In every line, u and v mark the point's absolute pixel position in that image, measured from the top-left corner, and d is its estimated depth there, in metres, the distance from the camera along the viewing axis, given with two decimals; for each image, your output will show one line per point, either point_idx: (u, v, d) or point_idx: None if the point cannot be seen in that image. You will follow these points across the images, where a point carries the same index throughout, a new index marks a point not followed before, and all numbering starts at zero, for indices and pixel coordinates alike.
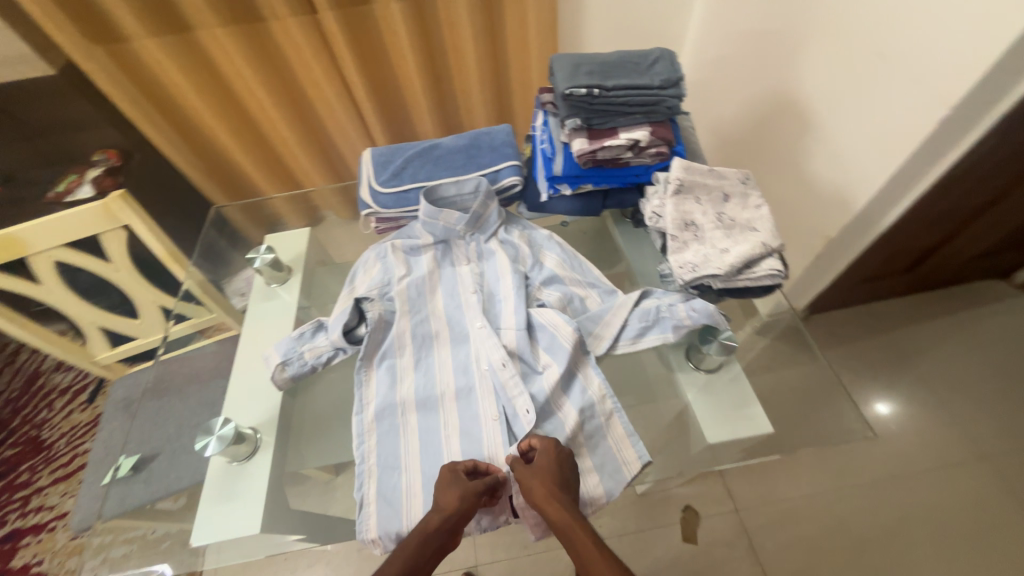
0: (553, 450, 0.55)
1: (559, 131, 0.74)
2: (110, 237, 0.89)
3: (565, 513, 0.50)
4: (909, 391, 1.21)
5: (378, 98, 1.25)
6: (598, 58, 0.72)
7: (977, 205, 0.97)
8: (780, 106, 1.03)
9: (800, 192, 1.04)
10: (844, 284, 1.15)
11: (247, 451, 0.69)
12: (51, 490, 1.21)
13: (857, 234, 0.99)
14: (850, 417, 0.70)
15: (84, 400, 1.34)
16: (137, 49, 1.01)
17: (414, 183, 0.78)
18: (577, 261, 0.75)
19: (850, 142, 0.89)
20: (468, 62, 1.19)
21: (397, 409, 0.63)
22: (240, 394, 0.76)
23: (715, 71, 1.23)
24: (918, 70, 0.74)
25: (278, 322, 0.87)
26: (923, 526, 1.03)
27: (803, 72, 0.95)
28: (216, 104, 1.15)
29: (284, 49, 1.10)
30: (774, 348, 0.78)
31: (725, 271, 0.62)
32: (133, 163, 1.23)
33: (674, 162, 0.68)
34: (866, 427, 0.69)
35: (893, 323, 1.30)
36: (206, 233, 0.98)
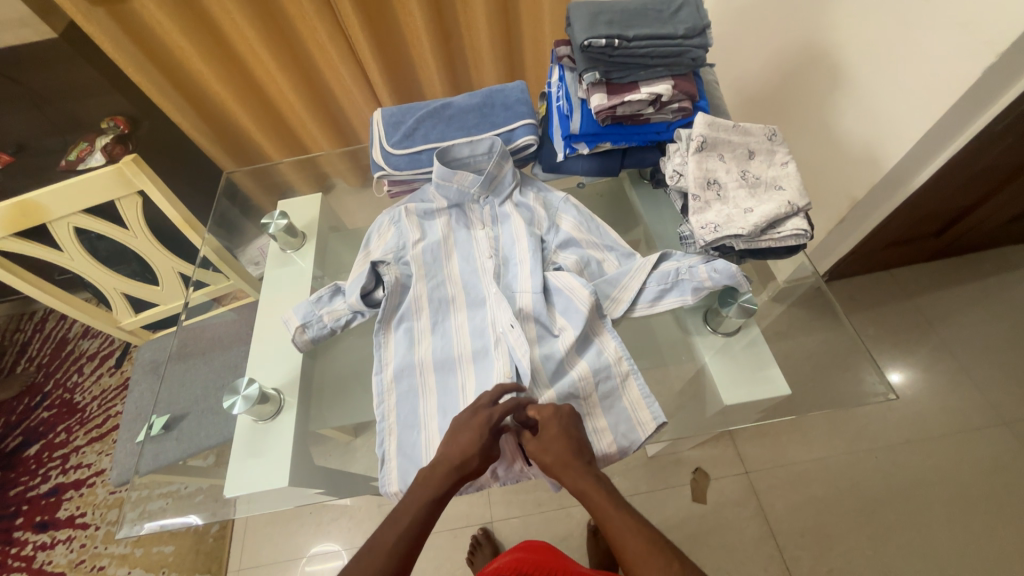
0: (558, 419, 0.54)
1: (576, 87, 0.71)
2: (126, 204, 0.88)
3: (581, 477, 0.52)
4: (926, 357, 1.20)
5: (385, 57, 1.21)
6: (618, 6, 0.68)
7: (1015, 164, 0.93)
8: (808, 59, 0.98)
9: (825, 152, 1.00)
10: (867, 248, 1.12)
11: (271, 411, 0.71)
12: (88, 449, 1.28)
13: (885, 195, 0.95)
14: (869, 380, 0.69)
15: (111, 365, 1.40)
16: (138, 9, 0.98)
17: (426, 144, 0.76)
18: (594, 224, 0.74)
19: (882, 97, 0.84)
20: (478, 17, 1.14)
21: (416, 371, 0.64)
22: (261, 356, 0.78)
23: (739, 23, 1.16)
24: (965, 14, 0.69)
25: (294, 288, 0.87)
26: (935, 489, 1.04)
27: (836, 20, 0.89)
28: (221, 66, 1.13)
29: (287, 6, 1.06)
30: (792, 314, 0.77)
31: (748, 231, 0.60)
32: (143, 131, 1.20)
33: (698, 117, 0.65)
34: (886, 389, 0.68)
35: (915, 289, 1.28)
36: (219, 201, 0.97)
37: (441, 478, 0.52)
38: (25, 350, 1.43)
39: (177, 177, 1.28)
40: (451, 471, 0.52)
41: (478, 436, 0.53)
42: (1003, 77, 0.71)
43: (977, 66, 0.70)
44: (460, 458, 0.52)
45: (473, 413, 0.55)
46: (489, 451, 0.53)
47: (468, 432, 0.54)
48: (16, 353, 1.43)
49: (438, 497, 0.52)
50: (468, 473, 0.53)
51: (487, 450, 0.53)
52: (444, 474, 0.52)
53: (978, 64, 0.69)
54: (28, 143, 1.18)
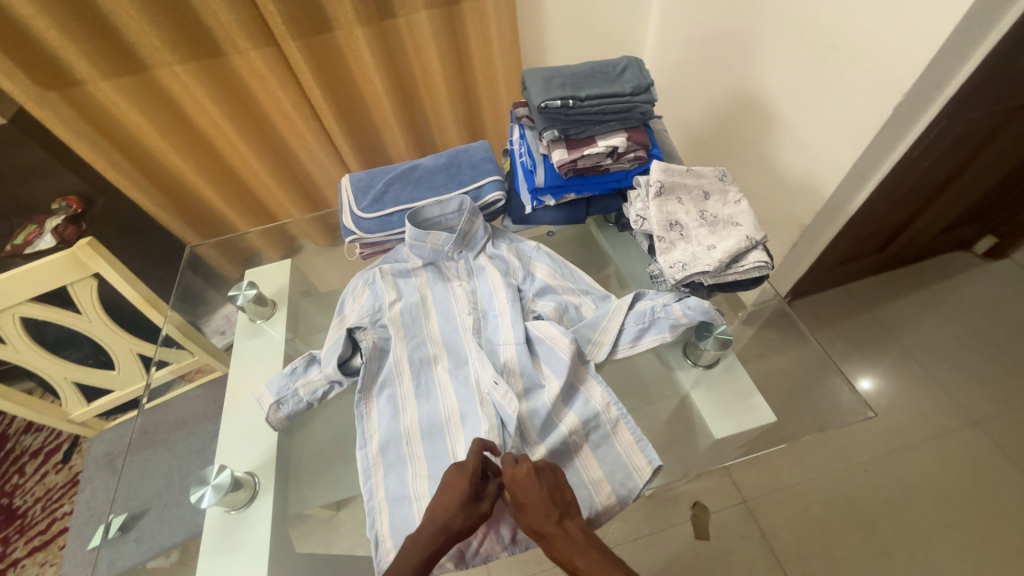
0: (524, 481, 0.51)
1: (537, 144, 0.75)
2: (80, 288, 0.84)
3: (557, 538, 0.48)
4: (893, 366, 1.25)
5: (349, 123, 1.25)
6: (568, 70, 0.73)
7: (936, 183, 1.02)
8: (742, 104, 1.08)
9: (770, 184, 1.08)
10: (822, 267, 1.19)
11: (246, 497, 0.66)
12: (29, 561, 1.13)
13: (829, 219, 1.02)
14: (842, 395, 0.71)
15: (58, 460, 1.27)
16: (93, 91, 0.98)
17: (397, 206, 0.77)
18: (568, 269, 0.75)
19: (811, 133, 0.93)
20: (437, 83, 1.20)
21: (402, 440, 0.61)
22: (232, 437, 0.73)
23: (677, 75, 1.27)
24: (869, 61, 0.78)
25: (265, 360, 0.83)
26: (926, 496, 1.06)
27: (761, 70, 0.99)
28: (181, 141, 1.13)
29: (248, 81, 1.08)
30: (762, 338, 0.79)
31: (714, 267, 0.63)
32: (96, 209, 1.18)
33: (653, 165, 0.70)
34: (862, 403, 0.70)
35: (871, 302, 1.35)
36: (182, 276, 0.94)
37: (432, 543, 0.49)
38: None
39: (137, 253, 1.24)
40: (438, 534, 0.49)
41: (456, 495, 0.51)
42: (911, 111, 0.80)
43: (889, 103, 0.78)
44: (447, 520, 0.50)
45: (457, 472, 0.52)
46: (477, 512, 0.51)
47: (450, 493, 0.51)
48: None
49: (427, 560, 0.49)
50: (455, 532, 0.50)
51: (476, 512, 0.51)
52: (431, 538, 0.49)
53: (888, 102, 0.78)
54: None
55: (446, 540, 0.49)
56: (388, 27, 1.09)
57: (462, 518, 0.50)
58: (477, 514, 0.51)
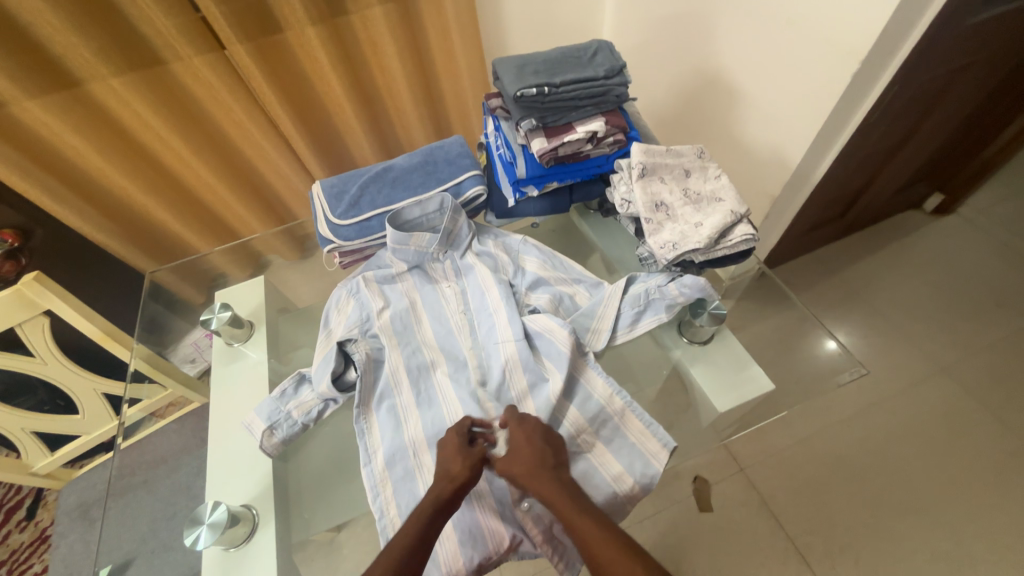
0: (523, 428, 0.55)
1: (514, 134, 0.73)
2: (32, 329, 0.77)
3: (547, 484, 0.51)
4: (864, 324, 1.31)
5: (309, 129, 1.19)
6: (539, 57, 0.72)
7: (890, 147, 1.08)
8: (705, 82, 1.09)
9: (739, 159, 1.10)
10: (792, 236, 1.24)
11: (245, 533, 0.62)
12: None
13: (797, 189, 1.06)
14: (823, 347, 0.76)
15: (21, 517, 1.11)
16: (19, 113, 0.89)
17: (374, 210, 0.74)
18: (558, 260, 0.74)
19: (775, 107, 0.95)
20: (398, 80, 1.16)
21: (408, 452, 0.58)
22: (221, 470, 0.68)
23: (638, 58, 1.28)
24: (825, 31, 0.80)
25: (248, 385, 0.79)
26: (906, 443, 1.12)
27: (721, 47, 1.00)
28: (125, 160, 1.04)
29: (195, 91, 1.02)
30: (745, 305, 0.81)
31: (704, 244, 0.63)
32: (36, 241, 1.07)
33: (633, 148, 0.70)
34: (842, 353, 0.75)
35: (838, 265, 1.41)
36: (144, 305, 0.86)
37: (437, 489, 0.52)
38: None
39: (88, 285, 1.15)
40: (444, 483, 0.52)
41: (456, 445, 0.55)
42: (868, 78, 0.83)
43: (846, 71, 0.81)
44: (449, 468, 0.53)
45: (458, 427, 0.56)
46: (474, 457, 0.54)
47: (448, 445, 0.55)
48: None
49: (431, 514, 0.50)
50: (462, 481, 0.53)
51: (472, 454, 0.54)
52: (439, 488, 0.52)
53: (846, 70, 0.81)
54: None
55: (455, 492, 0.51)
56: (342, 24, 1.04)
57: (462, 463, 0.53)
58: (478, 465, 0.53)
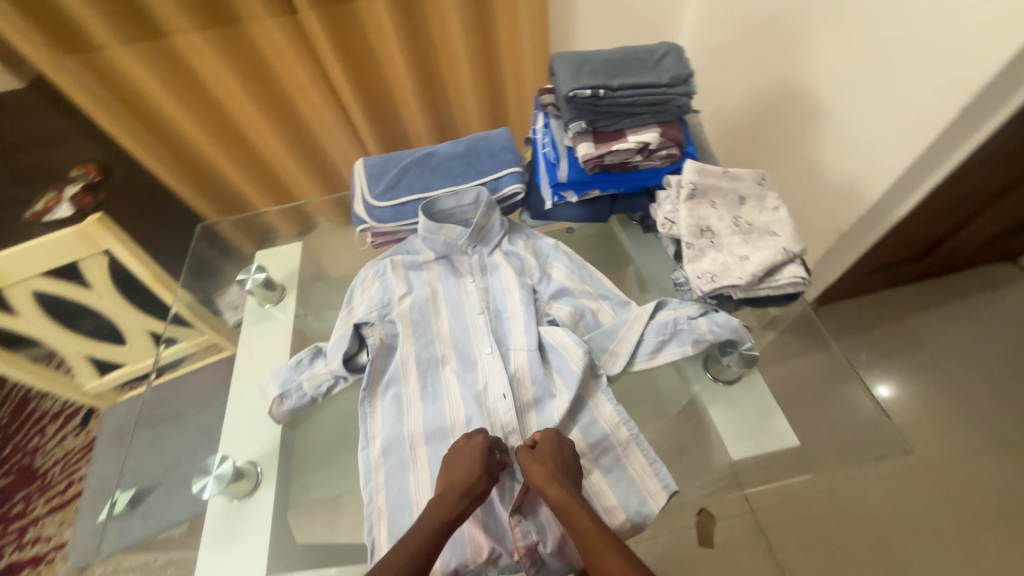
0: (553, 437, 0.55)
1: (562, 135, 0.70)
2: (91, 264, 0.84)
3: (566, 493, 0.49)
4: (922, 381, 1.19)
5: (367, 99, 1.20)
6: (601, 56, 0.68)
7: (993, 191, 0.94)
8: (784, 96, 1.00)
9: (809, 184, 1.01)
10: (855, 274, 1.13)
11: (248, 487, 0.66)
12: (48, 520, 1.17)
13: (869, 226, 0.96)
14: (863, 407, 0.68)
15: (76, 425, 1.29)
16: (110, 58, 0.96)
17: (411, 195, 0.73)
18: (587, 271, 0.71)
19: (860, 133, 0.86)
20: (459, 60, 1.14)
21: (405, 443, 0.59)
22: (238, 422, 0.72)
23: (715, 61, 1.19)
24: (934, 55, 0.70)
25: (273, 345, 0.82)
26: (946, 518, 1.02)
27: (810, 59, 0.91)
28: (198, 111, 1.10)
29: (266, 52, 1.05)
30: (780, 342, 0.75)
31: (746, 281, 0.59)
32: (114, 179, 1.17)
33: (686, 165, 0.65)
34: (885, 418, 0.67)
35: (904, 311, 1.28)
36: (195, 246, 0.94)
37: (455, 502, 0.50)
38: None
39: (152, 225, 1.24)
40: (461, 497, 0.50)
41: (478, 457, 0.52)
42: (978, 114, 0.73)
43: (954, 103, 0.71)
44: (468, 481, 0.51)
45: (475, 438, 0.55)
46: (494, 477, 0.52)
47: (466, 455, 0.53)
48: None
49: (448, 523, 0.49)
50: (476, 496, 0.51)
51: (491, 472, 0.52)
52: (454, 500, 0.50)
53: (954, 102, 0.71)
54: None
55: (463, 501, 0.50)
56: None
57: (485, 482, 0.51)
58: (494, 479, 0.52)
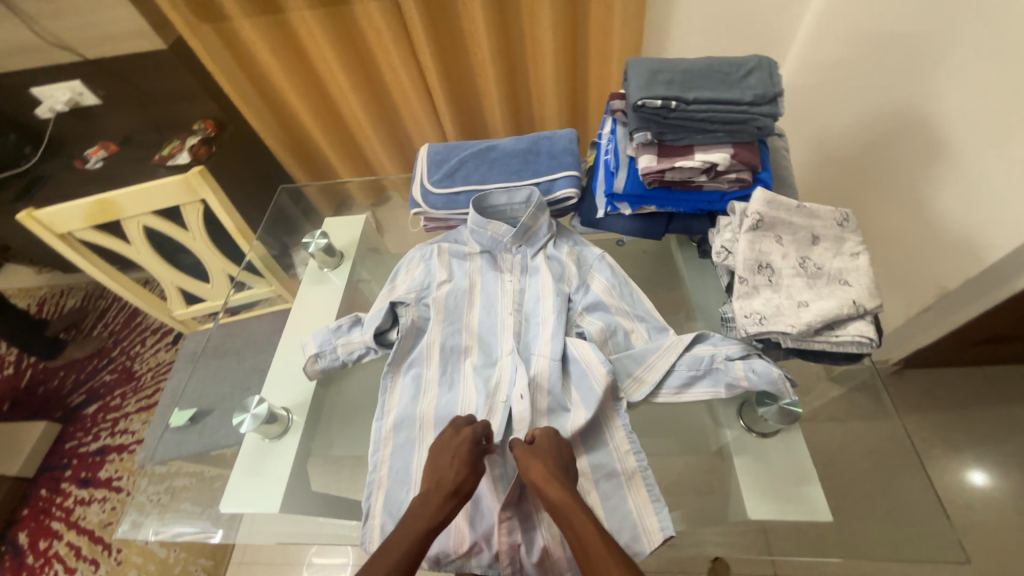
0: (552, 437, 0.54)
1: (626, 144, 0.67)
2: (190, 209, 0.96)
3: (565, 495, 0.48)
4: (1021, 479, 1.01)
5: (451, 85, 1.23)
6: (681, 66, 0.63)
7: None
8: (903, 126, 0.87)
9: (915, 230, 0.88)
10: (955, 341, 0.97)
11: (278, 431, 0.72)
12: (135, 417, 1.38)
13: (983, 289, 0.82)
14: (920, 497, 0.60)
15: (169, 342, 1.51)
16: (236, 28, 1.07)
17: (466, 186, 0.75)
18: (628, 289, 0.69)
19: (992, 181, 0.72)
20: (544, 54, 1.13)
21: (415, 423, 0.61)
22: (282, 369, 0.80)
23: (827, 77, 1.06)
24: None
25: (324, 305, 0.89)
26: None
27: (943, 86, 0.78)
28: (300, 82, 1.20)
29: (366, 32, 1.11)
30: (843, 402, 0.68)
31: (798, 330, 0.53)
32: (226, 135, 1.32)
33: (756, 192, 0.59)
34: (945, 520, 0.58)
35: (1014, 394, 1.08)
36: (278, 200, 1.05)
37: (439, 501, 0.50)
38: (103, 316, 1.58)
39: (249, 179, 1.38)
40: (447, 495, 0.50)
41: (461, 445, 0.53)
42: None
43: None
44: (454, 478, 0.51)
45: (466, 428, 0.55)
46: (479, 466, 0.53)
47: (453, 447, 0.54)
48: (95, 318, 1.58)
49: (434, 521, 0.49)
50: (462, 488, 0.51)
51: (477, 464, 0.53)
52: (437, 499, 0.50)
53: None
54: (133, 136, 1.35)
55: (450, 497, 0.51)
56: None
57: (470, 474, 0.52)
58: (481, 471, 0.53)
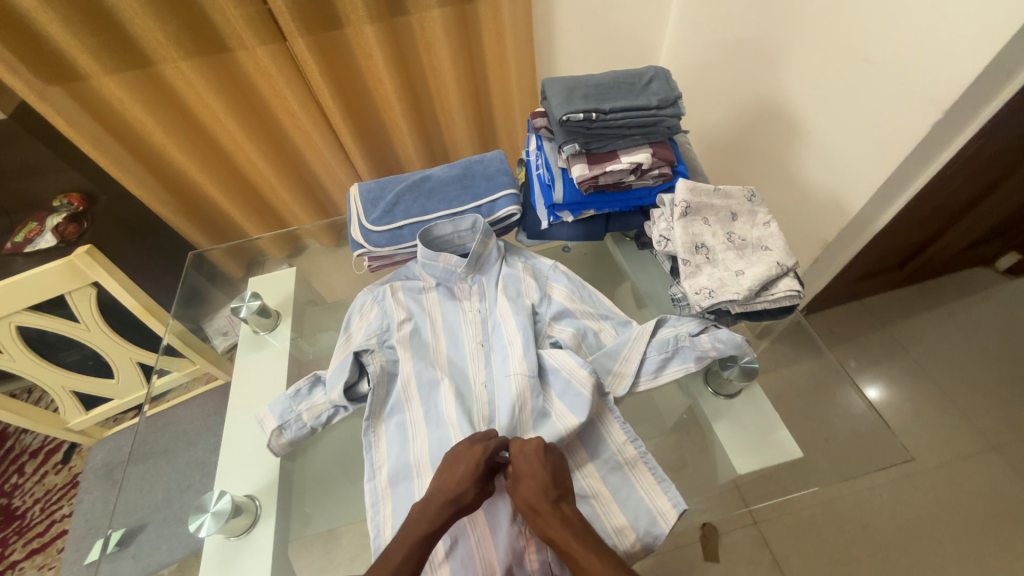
0: (523, 456, 0.52)
1: (556, 157, 0.72)
2: (79, 296, 0.82)
3: (550, 520, 0.49)
4: (911, 385, 1.21)
5: (357, 123, 1.20)
6: (591, 81, 0.69)
7: (967, 201, 0.98)
8: (764, 113, 1.04)
9: (792, 197, 1.04)
10: (842, 282, 1.15)
11: (246, 523, 0.63)
12: (26, 564, 1.11)
13: (853, 236, 0.98)
14: (857, 412, 0.70)
15: (58, 461, 1.25)
16: (97, 86, 0.95)
17: (407, 219, 0.74)
18: (587, 292, 0.72)
19: (838, 148, 0.89)
20: (448, 84, 1.15)
21: (412, 473, 0.58)
22: (234, 456, 0.70)
23: (695, 80, 1.23)
24: (906, 75, 0.74)
25: (268, 373, 0.81)
26: (944, 523, 1.02)
27: (787, 77, 0.94)
28: (185, 139, 1.09)
29: (255, 79, 1.05)
30: (774, 349, 0.76)
31: (743, 295, 0.60)
32: (98, 207, 1.16)
33: (678, 184, 0.66)
34: (883, 426, 0.67)
35: (890, 317, 1.31)
36: (187, 274, 0.91)
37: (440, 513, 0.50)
38: None
39: (138, 252, 1.21)
40: (449, 503, 0.50)
41: (478, 465, 0.52)
42: (950, 127, 0.76)
43: (925, 119, 0.74)
44: (459, 491, 0.51)
45: (468, 445, 0.54)
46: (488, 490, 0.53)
47: (465, 464, 0.52)
48: None
49: (432, 532, 0.50)
50: (467, 506, 0.52)
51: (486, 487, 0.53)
52: (439, 509, 0.50)
53: (926, 118, 0.74)
54: None
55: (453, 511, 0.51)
56: (398, 24, 1.04)
57: (473, 492, 0.51)
58: (486, 491, 0.53)
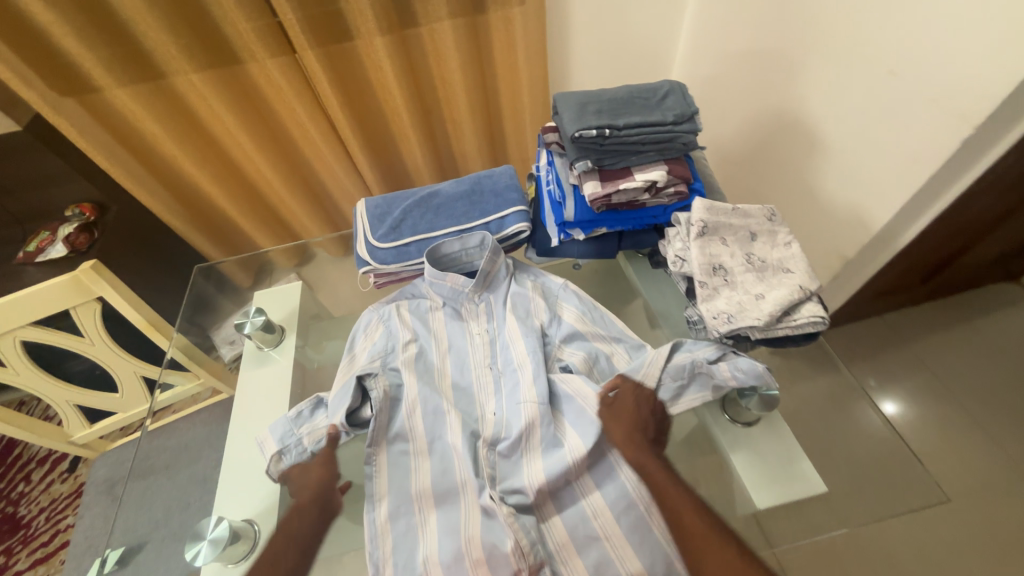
0: (636, 395, 0.59)
1: (567, 173, 0.70)
2: (84, 312, 0.82)
3: (645, 452, 0.58)
4: (936, 406, 1.16)
5: (366, 134, 1.20)
6: (604, 96, 0.68)
7: (996, 217, 0.94)
8: (781, 125, 1.01)
9: (810, 211, 1.01)
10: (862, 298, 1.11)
11: (245, 549, 0.61)
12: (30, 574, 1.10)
13: (874, 252, 0.95)
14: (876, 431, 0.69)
15: (64, 469, 1.24)
16: (111, 99, 0.95)
17: (414, 236, 0.72)
18: (599, 312, 0.69)
19: (859, 163, 0.86)
20: (458, 95, 1.14)
21: (414, 506, 0.56)
22: (235, 476, 0.69)
23: (709, 91, 1.20)
24: (934, 89, 0.71)
25: (272, 390, 0.79)
26: (974, 553, 0.97)
27: (805, 90, 0.92)
28: (197, 150, 1.09)
29: (266, 92, 1.05)
30: (788, 365, 0.76)
31: (765, 321, 0.57)
32: (110, 217, 1.16)
33: (695, 202, 0.64)
34: (907, 449, 0.65)
35: (913, 334, 1.26)
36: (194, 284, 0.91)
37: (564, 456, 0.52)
38: None
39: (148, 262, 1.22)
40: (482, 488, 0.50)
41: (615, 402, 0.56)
42: (980, 143, 0.72)
43: (953, 135, 0.71)
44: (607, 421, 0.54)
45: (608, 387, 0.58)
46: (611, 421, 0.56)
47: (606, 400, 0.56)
48: None
49: None
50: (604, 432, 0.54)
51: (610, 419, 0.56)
52: None
53: (955, 134, 0.70)
54: None
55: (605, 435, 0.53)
56: (409, 35, 1.03)
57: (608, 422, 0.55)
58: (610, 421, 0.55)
